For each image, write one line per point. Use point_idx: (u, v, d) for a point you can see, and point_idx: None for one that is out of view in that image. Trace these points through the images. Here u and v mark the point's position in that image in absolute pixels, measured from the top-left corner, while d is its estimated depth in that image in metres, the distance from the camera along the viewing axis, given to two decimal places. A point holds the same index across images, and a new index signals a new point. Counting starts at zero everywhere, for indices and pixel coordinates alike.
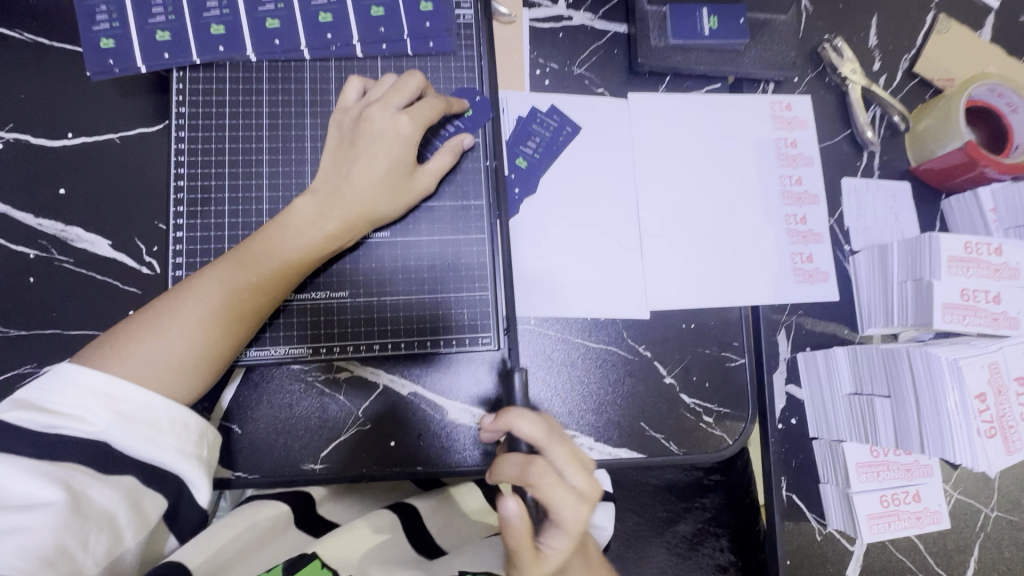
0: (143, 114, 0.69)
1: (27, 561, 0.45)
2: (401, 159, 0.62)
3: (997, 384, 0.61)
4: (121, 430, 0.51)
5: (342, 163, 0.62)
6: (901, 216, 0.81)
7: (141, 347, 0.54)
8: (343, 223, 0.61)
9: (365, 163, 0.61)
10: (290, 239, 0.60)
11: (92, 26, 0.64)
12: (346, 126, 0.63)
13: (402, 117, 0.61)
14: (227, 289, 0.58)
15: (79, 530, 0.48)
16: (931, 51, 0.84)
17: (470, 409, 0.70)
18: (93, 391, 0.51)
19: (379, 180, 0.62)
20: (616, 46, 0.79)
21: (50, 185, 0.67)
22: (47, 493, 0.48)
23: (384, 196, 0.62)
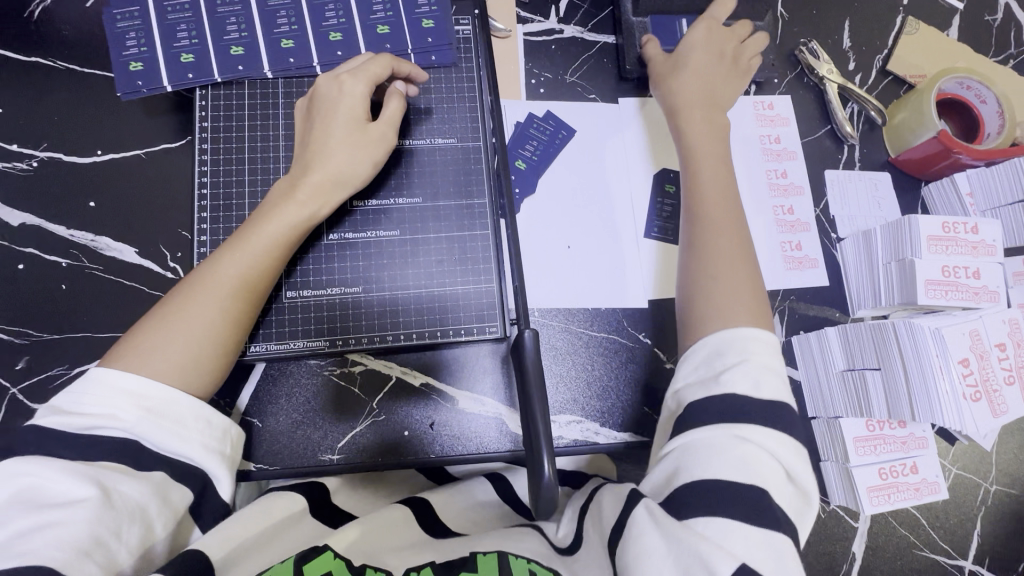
0: (168, 131, 0.74)
1: (66, 552, 0.47)
2: (355, 112, 0.66)
3: (979, 350, 0.65)
4: (154, 426, 0.55)
5: (309, 133, 0.67)
6: (883, 205, 0.85)
7: (164, 345, 0.57)
8: (317, 186, 0.64)
9: (328, 123, 0.65)
10: (278, 209, 0.63)
11: (122, 51, 0.69)
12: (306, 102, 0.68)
13: (347, 79, 0.66)
14: (242, 274, 0.61)
15: (113, 522, 0.50)
16: (901, 50, 0.89)
17: (480, 399, 0.73)
18: (121, 389, 0.54)
19: (348, 138, 0.65)
20: (605, 56, 0.84)
21: (82, 198, 0.72)
22: (81, 489, 0.49)
23: (350, 151, 0.65)
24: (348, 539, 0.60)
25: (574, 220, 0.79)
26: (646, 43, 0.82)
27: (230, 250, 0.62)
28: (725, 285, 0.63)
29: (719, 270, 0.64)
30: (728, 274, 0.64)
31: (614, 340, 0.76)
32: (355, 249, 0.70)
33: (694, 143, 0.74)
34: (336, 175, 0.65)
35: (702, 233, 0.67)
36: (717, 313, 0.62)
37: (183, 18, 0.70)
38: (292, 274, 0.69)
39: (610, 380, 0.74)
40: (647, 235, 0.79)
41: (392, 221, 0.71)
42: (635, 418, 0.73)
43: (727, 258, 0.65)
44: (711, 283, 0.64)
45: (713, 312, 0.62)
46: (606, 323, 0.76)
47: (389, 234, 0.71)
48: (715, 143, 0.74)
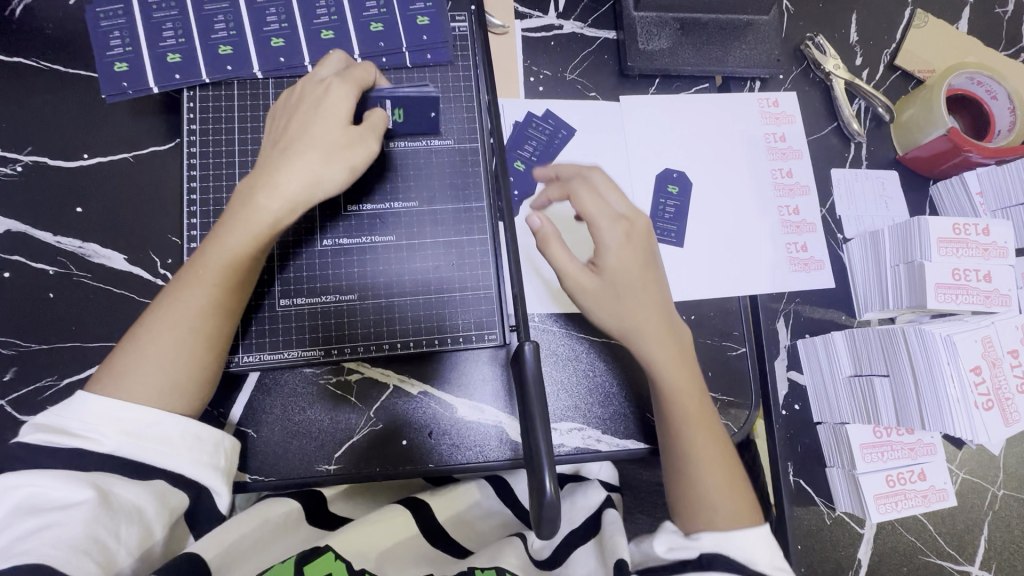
0: (156, 132, 0.72)
1: (62, 550, 0.46)
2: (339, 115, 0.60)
3: (991, 357, 0.63)
4: (134, 446, 0.53)
5: (281, 136, 0.61)
6: (890, 204, 0.83)
7: (145, 363, 0.56)
8: (278, 194, 0.59)
9: (301, 129, 0.60)
10: (236, 219, 0.59)
11: (106, 51, 0.67)
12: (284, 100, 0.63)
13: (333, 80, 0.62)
14: (220, 278, 0.58)
15: (111, 522, 0.50)
16: (909, 45, 0.87)
17: (479, 406, 0.72)
18: (106, 415, 0.53)
19: (322, 143, 0.60)
20: (606, 52, 0.82)
21: (68, 203, 0.69)
22: (77, 492, 0.49)
23: (311, 156, 0.59)
24: (349, 540, 0.59)
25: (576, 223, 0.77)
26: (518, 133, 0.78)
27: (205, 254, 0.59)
28: (706, 481, 0.61)
29: (701, 454, 0.62)
30: (708, 475, 0.61)
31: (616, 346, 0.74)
32: (350, 255, 0.68)
33: (640, 333, 0.65)
34: (294, 185, 0.59)
35: (682, 423, 0.63)
36: (705, 509, 0.60)
37: (169, 16, 0.68)
38: (285, 281, 0.67)
39: (612, 386, 0.73)
40: None
41: (387, 225, 0.69)
42: (638, 425, 0.72)
43: (706, 459, 0.62)
44: (689, 470, 0.62)
45: (699, 506, 0.61)
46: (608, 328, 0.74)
47: (385, 239, 0.69)
48: (664, 338, 0.65)
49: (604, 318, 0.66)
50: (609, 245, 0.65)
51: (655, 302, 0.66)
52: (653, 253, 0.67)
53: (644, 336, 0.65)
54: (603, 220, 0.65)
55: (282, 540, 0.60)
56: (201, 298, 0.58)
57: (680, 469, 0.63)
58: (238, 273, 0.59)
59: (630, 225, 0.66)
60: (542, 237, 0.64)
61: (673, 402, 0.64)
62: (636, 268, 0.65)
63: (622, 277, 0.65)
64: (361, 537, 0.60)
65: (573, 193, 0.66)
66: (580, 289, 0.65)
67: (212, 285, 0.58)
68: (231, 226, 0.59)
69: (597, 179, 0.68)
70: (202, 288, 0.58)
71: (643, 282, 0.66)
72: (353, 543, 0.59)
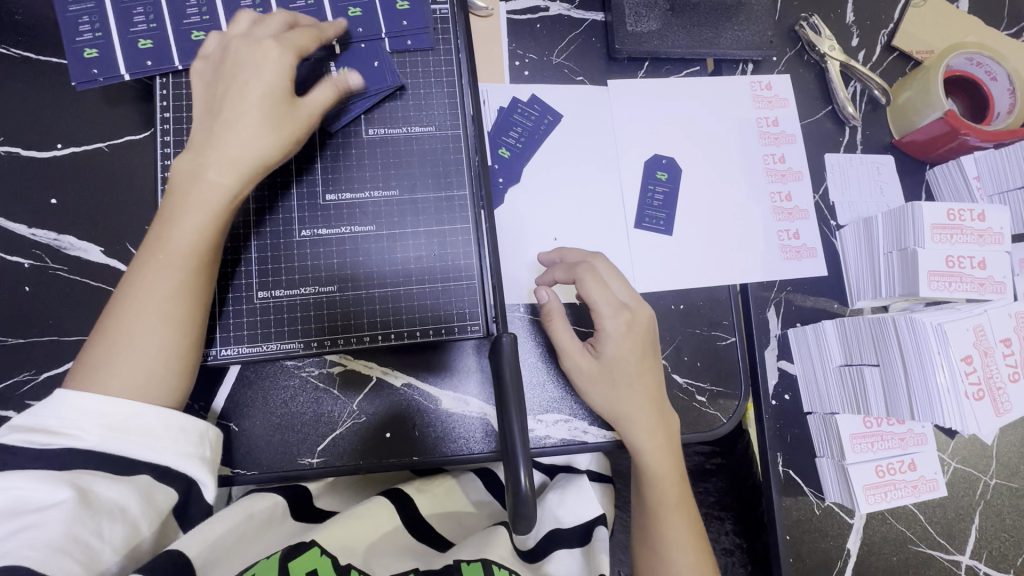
0: (131, 121, 0.70)
1: (41, 551, 0.45)
2: (276, 87, 0.59)
3: (983, 347, 0.61)
4: (118, 441, 0.53)
5: (217, 104, 0.59)
6: (886, 190, 0.81)
7: (119, 359, 0.55)
8: (224, 164, 0.58)
9: (239, 96, 0.59)
10: (186, 195, 0.58)
11: (76, 37, 0.65)
12: (216, 66, 0.61)
13: (271, 45, 0.59)
14: (183, 262, 0.57)
15: (91, 521, 0.49)
16: (907, 25, 0.84)
17: (463, 397, 0.71)
18: (86, 410, 0.52)
19: (259, 112, 0.58)
20: (594, 35, 0.79)
21: (43, 195, 0.68)
22: (56, 491, 0.48)
23: (250, 121, 0.58)
24: (332, 533, 0.58)
25: (562, 212, 0.75)
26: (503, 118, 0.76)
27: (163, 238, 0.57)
28: (675, 561, 0.64)
29: (675, 539, 0.65)
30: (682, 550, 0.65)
31: None
32: (330, 246, 0.67)
33: (631, 420, 0.65)
34: (242, 156, 0.58)
35: (659, 504, 0.66)
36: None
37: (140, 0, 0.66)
38: (263, 273, 0.66)
39: None
40: (638, 225, 0.76)
41: (367, 215, 0.68)
42: None
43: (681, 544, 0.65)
44: (662, 551, 0.65)
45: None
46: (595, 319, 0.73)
47: (366, 229, 0.67)
48: (654, 426, 0.66)
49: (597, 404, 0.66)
50: (609, 335, 0.65)
51: (646, 386, 0.66)
52: (652, 343, 0.68)
53: (634, 422, 0.65)
54: (605, 317, 0.65)
55: (265, 534, 0.60)
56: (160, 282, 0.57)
57: (653, 547, 0.65)
58: (195, 257, 0.58)
59: (631, 317, 0.66)
60: (548, 312, 0.66)
61: (650, 486, 0.66)
62: (631, 358, 0.66)
63: (620, 365, 0.66)
64: (348, 530, 0.60)
65: (580, 280, 0.65)
66: (579, 373, 0.66)
67: (171, 267, 0.57)
68: (181, 205, 0.58)
69: (602, 267, 0.68)
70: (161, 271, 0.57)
71: (635, 359, 0.66)
72: (339, 534, 0.58)
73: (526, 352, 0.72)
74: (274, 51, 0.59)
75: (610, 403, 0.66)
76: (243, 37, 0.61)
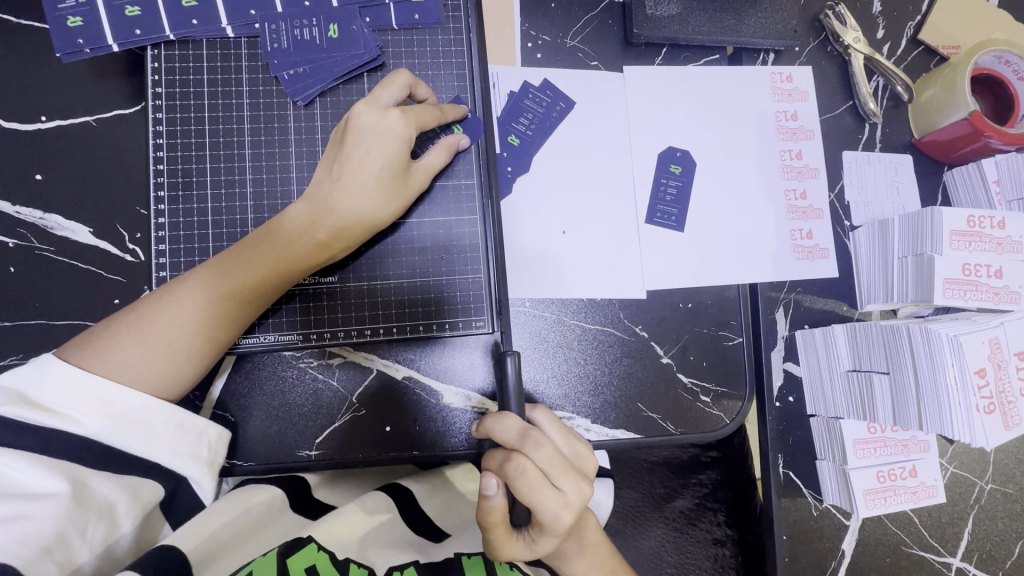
0: (120, 95, 0.66)
1: (30, 550, 0.44)
2: (397, 157, 0.59)
3: (997, 360, 0.61)
4: (116, 433, 0.51)
5: (339, 158, 0.59)
6: (902, 190, 0.79)
7: (130, 351, 0.53)
8: (335, 228, 0.59)
9: (359, 164, 0.59)
10: (288, 245, 0.58)
11: (58, 4, 0.60)
12: (401, 162, 0.59)
13: (394, 113, 0.58)
14: (201, 322, 0.55)
15: (80, 519, 0.48)
16: (935, 17, 0.81)
17: (465, 393, 0.69)
18: (90, 394, 0.51)
19: (371, 173, 0.59)
20: (611, 17, 0.76)
21: (26, 171, 0.64)
22: (52, 482, 0.47)
23: (369, 190, 0.59)
24: (328, 529, 0.56)
25: (572, 205, 0.73)
26: (507, 109, 0.72)
27: (162, 300, 0.55)
28: None
29: None
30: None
31: (609, 333, 0.71)
32: None
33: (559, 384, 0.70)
34: (349, 224, 0.59)
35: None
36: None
37: None
38: None
39: (602, 374, 0.71)
40: (649, 221, 0.74)
41: None
42: (627, 415, 0.70)
43: None
44: None
45: None
46: (601, 315, 0.72)
47: None
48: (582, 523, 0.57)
49: (487, 477, 0.52)
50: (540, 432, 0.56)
51: (583, 493, 0.53)
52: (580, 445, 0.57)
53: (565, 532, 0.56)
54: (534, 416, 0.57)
55: (263, 531, 0.59)
56: (223, 315, 0.56)
57: None
58: (209, 323, 0.56)
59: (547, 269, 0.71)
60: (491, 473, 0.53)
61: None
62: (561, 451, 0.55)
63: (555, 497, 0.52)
64: (346, 525, 0.58)
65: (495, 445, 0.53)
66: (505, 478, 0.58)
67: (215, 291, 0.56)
68: (268, 236, 0.58)
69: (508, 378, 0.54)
70: (226, 297, 0.56)
71: (574, 453, 0.57)
72: (337, 528, 0.57)
73: (521, 344, 0.70)
74: (410, 172, 0.61)
75: (559, 507, 0.52)
76: (367, 100, 0.59)
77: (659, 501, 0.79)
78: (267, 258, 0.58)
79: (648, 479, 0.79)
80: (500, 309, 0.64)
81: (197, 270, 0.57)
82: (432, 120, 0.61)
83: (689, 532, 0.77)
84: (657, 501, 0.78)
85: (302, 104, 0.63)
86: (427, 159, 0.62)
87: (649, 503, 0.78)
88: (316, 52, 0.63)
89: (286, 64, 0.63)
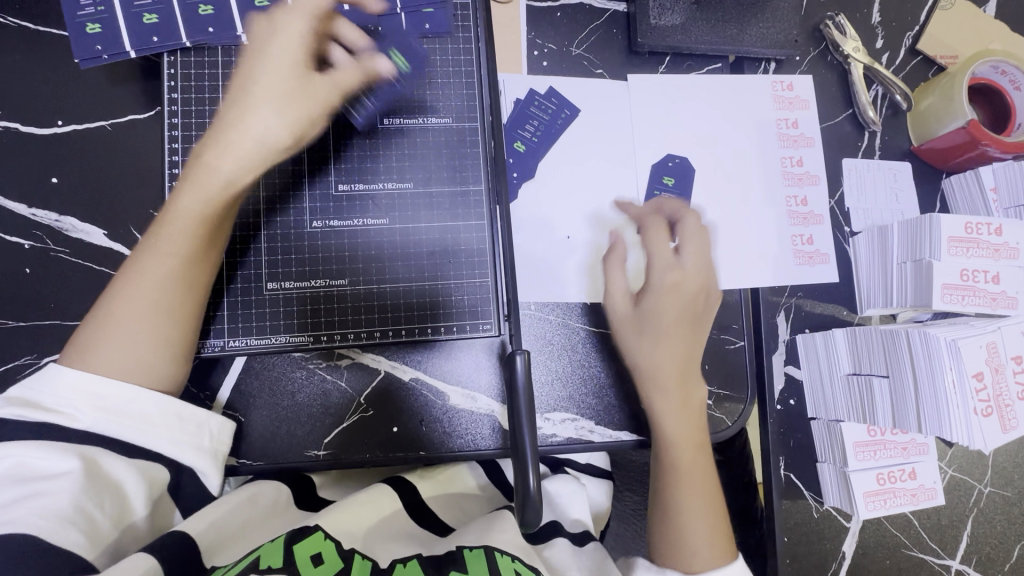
0: (135, 99, 0.68)
1: (49, 521, 0.45)
2: (293, 68, 0.57)
3: (994, 364, 0.62)
4: (112, 425, 0.52)
5: (241, 81, 0.57)
6: (901, 197, 0.80)
7: (107, 344, 0.54)
8: (247, 157, 0.57)
9: (252, 79, 0.57)
10: (207, 186, 0.56)
11: (77, 11, 0.62)
12: (297, 70, 0.57)
13: (289, 17, 0.58)
14: (153, 304, 0.55)
15: (95, 495, 0.49)
16: (934, 28, 0.82)
17: (471, 395, 0.70)
18: (80, 391, 0.51)
19: (275, 86, 0.56)
20: (615, 26, 0.77)
21: (42, 174, 0.66)
22: (64, 461, 0.48)
23: (274, 106, 0.56)
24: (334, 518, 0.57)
25: (577, 210, 0.74)
26: (512, 116, 0.74)
27: (119, 287, 0.55)
28: (694, 535, 0.63)
29: (705, 526, 0.63)
30: (701, 526, 0.63)
31: (612, 336, 0.72)
32: (342, 239, 0.65)
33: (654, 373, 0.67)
34: (263, 145, 0.57)
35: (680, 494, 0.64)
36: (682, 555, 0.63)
37: None
38: (273, 264, 0.64)
39: (606, 376, 0.72)
40: (640, 231, 0.74)
41: (379, 208, 0.66)
42: (630, 416, 0.71)
43: (702, 503, 0.64)
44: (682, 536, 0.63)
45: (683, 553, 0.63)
46: (605, 318, 0.73)
47: (378, 223, 0.66)
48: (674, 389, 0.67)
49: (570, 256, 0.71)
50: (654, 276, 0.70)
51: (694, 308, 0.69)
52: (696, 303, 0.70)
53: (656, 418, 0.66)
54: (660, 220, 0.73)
55: (271, 522, 0.59)
56: (171, 286, 0.56)
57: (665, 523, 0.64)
58: (160, 304, 0.55)
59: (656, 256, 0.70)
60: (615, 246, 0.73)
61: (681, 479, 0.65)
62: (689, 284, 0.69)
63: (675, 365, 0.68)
64: (353, 518, 0.58)
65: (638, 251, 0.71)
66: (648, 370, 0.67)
67: (178, 254, 0.56)
68: (197, 186, 0.56)
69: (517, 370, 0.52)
70: (173, 274, 0.56)
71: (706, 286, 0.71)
72: (342, 518, 0.58)
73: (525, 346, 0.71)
74: (318, 87, 0.58)
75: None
76: (263, 22, 0.59)
77: None
78: (218, 215, 0.57)
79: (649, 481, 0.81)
80: (506, 310, 0.66)
81: (144, 250, 0.56)
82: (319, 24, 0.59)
83: None
84: None
85: None
86: (339, 75, 0.59)
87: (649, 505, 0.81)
88: None
89: None
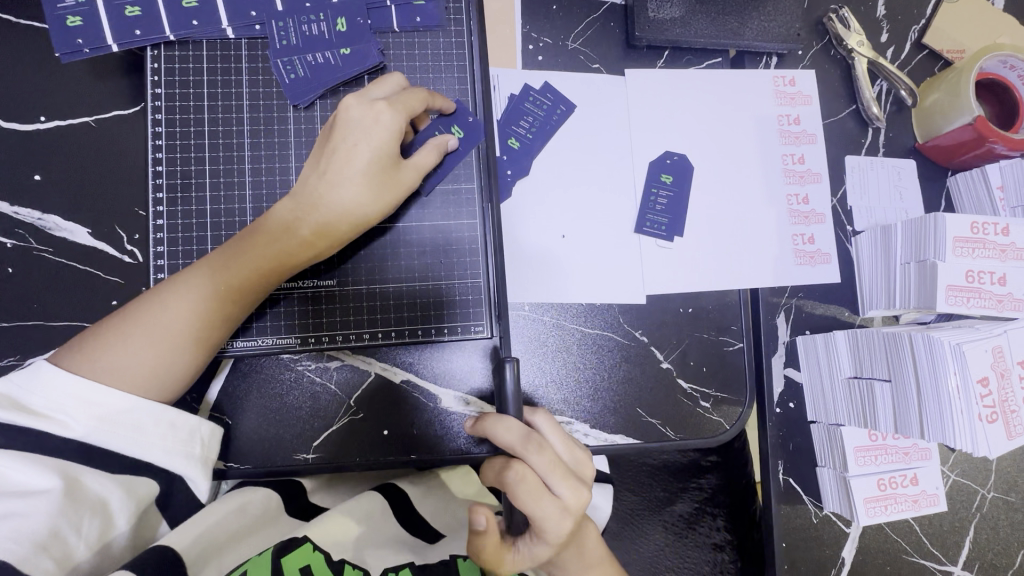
0: (119, 95, 0.66)
1: (24, 546, 0.44)
2: (386, 149, 0.57)
3: (1000, 368, 0.60)
4: (107, 435, 0.51)
5: (324, 155, 0.59)
6: (905, 195, 0.78)
7: (118, 357, 0.52)
8: (319, 226, 0.58)
9: (346, 156, 0.57)
10: (273, 242, 0.57)
11: (58, 4, 0.60)
12: (391, 157, 0.58)
13: (381, 105, 0.57)
14: (181, 331, 0.54)
15: (74, 514, 0.47)
16: (940, 21, 0.80)
17: (464, 397, 0.69)
18: (78, 398, 0.50)
19: (359, 164, 0.57)
20: (612, 19, 0.75)
21: (24, 172, 0.64)
22: (43, 479, 0.47)
23: (357, 186, 0.57)
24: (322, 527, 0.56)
25: (573, 209, 0.72)
26: (506, 113, 0.72)
27: (146, 306, 0.55)
28: None
29: None
30: None
31: (608, 337, 0.71)
32: None
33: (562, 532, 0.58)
34: (338, 220, 0.58)
35: None
36: None
37: None
38: None
39: (602, 378, 0.70)
40: (638, 230, 0.73)
41: None
42: (626, 419, 0.70)
43: None
44: None
45: None
46: (601, 320, 0.71)
47: None
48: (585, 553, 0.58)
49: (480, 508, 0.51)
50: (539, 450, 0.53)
51: (581, 498, 0.53)
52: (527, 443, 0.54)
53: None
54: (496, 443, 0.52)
55: (258, 531, 0.58)
56: (201, 318, 0.55)
57: None
58: (190, 333, 0.55)
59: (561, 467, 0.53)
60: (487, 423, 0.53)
61: None
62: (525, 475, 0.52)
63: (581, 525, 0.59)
64: (341, 525, 0.57)
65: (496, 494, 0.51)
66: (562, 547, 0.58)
67: (219, 288, 0.56)
68: (263, 242, 0.57)
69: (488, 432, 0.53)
70: (207, 308, 0.55)
71: (574, 460, 0.57)
72: (330, 526, 0.56)
73: (518, 348, 0.69)
74: (399, 173, 0.59)
75: (558, 512, 0.52)
76: (357, 93, 0.58)
77: (658, 505, 0.78)
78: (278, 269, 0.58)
79: (649, 483, 0.78)
80: (500, 311, 0.64)
81: (181, 278, 0.56)
82: (421, 104, 0.59)
83: (687, 536, 0.77)
84: (657, 505, 0.78)
85: (303, 108, 0.63)
86: (417, 158, 0.60)
87: (647, 506, 0.78)
88: (324, 59, 0.63)
89: (289, 67, 0.63)
